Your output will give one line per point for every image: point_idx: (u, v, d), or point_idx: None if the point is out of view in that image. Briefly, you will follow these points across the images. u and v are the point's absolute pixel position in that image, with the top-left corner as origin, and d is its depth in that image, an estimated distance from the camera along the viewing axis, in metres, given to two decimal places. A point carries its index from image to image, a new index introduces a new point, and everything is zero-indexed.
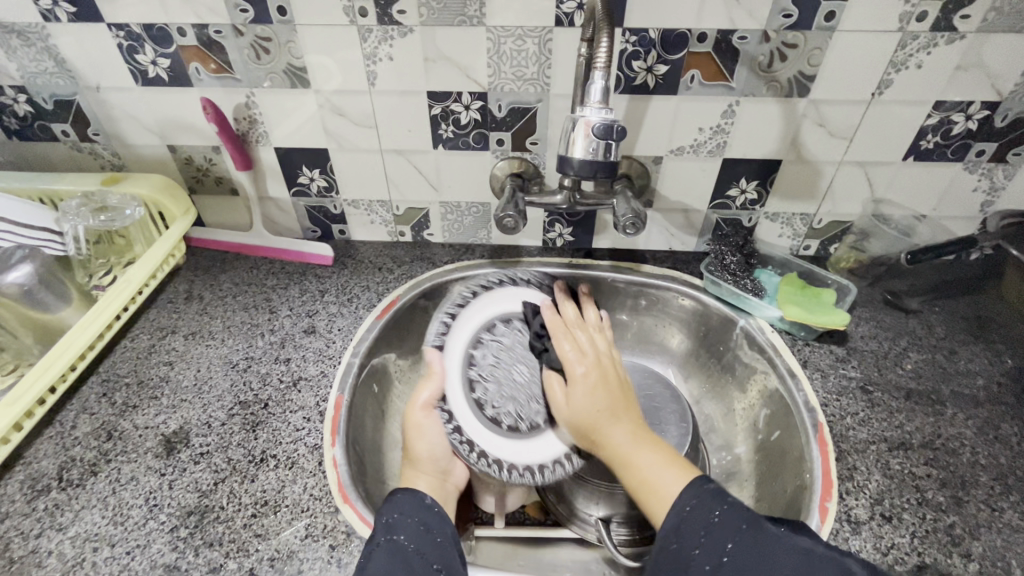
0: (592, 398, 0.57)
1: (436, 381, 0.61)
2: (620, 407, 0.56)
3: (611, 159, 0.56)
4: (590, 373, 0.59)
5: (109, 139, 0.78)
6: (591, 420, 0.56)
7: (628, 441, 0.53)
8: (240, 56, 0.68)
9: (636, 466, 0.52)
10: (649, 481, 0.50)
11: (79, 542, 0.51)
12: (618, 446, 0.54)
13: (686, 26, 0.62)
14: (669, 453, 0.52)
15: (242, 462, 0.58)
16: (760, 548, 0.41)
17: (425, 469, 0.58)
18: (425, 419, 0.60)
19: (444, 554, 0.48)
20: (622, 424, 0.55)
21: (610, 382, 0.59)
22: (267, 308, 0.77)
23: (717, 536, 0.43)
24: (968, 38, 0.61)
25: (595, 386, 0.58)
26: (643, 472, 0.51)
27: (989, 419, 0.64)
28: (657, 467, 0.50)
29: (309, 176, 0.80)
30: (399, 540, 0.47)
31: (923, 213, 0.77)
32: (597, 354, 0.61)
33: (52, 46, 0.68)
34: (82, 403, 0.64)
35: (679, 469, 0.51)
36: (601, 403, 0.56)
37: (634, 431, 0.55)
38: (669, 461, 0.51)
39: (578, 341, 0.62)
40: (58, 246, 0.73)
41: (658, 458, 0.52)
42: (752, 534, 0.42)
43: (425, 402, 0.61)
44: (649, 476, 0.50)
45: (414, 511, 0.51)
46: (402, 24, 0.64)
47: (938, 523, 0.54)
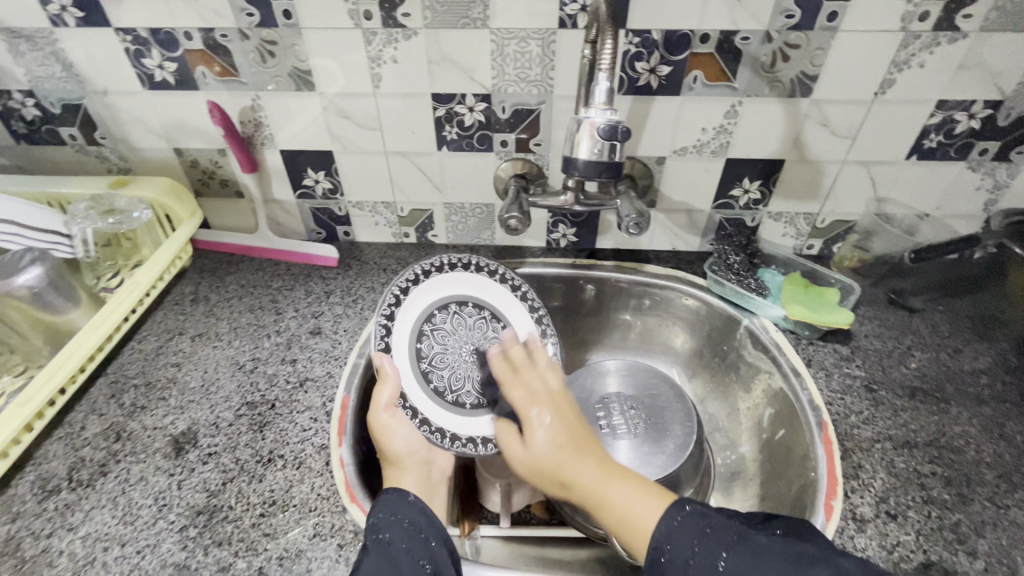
0: (552, 440, 0.54)
1: (393, 382, 0.59)
2: (584, 443, 0.54)
3: (615, 160, 0.56)
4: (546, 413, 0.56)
5: (116, 142, 0.78)
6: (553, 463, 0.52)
7: (597, 477, 0.50)
8: (246, 59, 0.69)
9: (609, 503, 0.48)
10: (626, 516, 0.47)
11: (90, 541, 0.52)
12: (587, 483, 0.50)
13: (688, 27, 0.63)
14: (643, 483, 0.49)
15: (250, 462, 0.59)
16: (756, 558, 0.41)
17: (408, 466, 0.58)
18: (394, 421, 0.59)
19: (430, 551, 0.49)
20: (587, 458, 0.52)
21: (570, 419, 0.56)
22: (274, 309, 0.77)
23: (709, 547, 0.43)
24: (971, 37, 0.61)
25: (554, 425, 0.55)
26: (618, 507, 0.48)
27: (994, 417, 0.64)
28: (632, 499, 0.48)
29: (314, 179, 0.81)
30: (385, 539, 0.48)
31: (927, 212, 0.78)
32: (551, 393, 0.59)
33: (59, 51, 0.69)
34: (91, 404, 0.64)
35: (655, 498, 0.48)
36: (561, 442, 0.53)
37: (602, 465, 0.51)
38: (644, 491, 0.49)
39: (530, 384, 0.60)
40: (67, 249, 0.73)
41: (631, 488, 0.49)
42: (746, 545, 0.42)
43: (387, 404, 0.59)
44: (626, 508, 0.47)
45: (400, 508, 0.51)
46: (406, 26, 0.65)
47: (943, 521, 0.54)
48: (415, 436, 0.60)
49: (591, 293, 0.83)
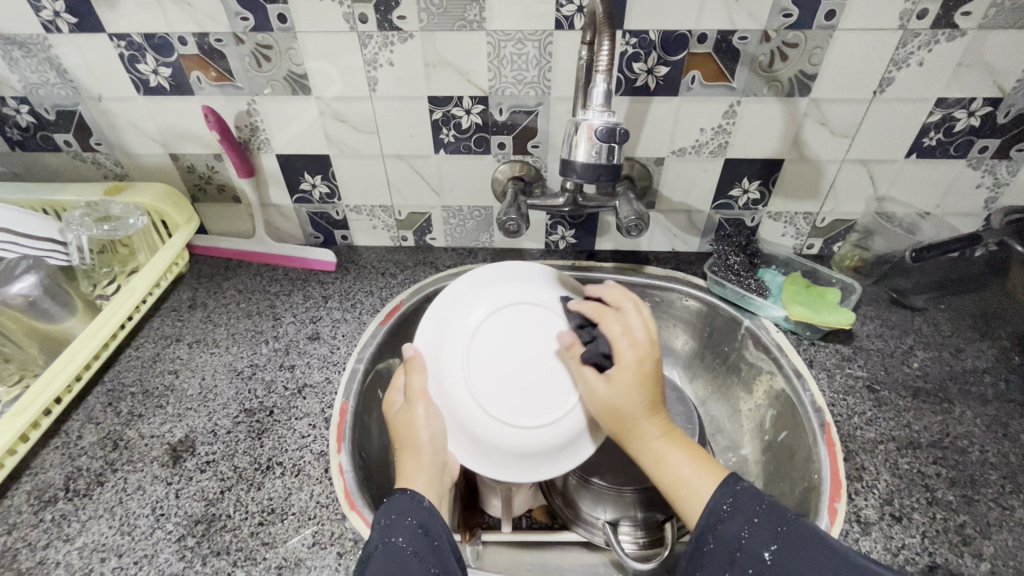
0: (642, 393, 0.54)
1: (421, 371, 0.60)
2: (660, 404, 0.55)
3: (614, 161, 0.56)
4: (645, 361, 0.55)
5: (112, 148, 0.78)
6: (627, 410, 0.54)
7: (662, 441, 0.52)
8: (241, 64, 0.68)
9: (668, 466, 0.51)
10: (683, 483, 0.50)
11: (87, 552, 0.51)
12: (655, 437, 0.53)
13: (685, 28, 0.62)
14: (700, 453, 0.52)
15: (248, 470, 0.58)
16: (802, 549, 0.42)
17: (426, 462, 0.55)
18: (421, 410, 0.57)
19: (441, 557, 0.48)
20: (656, 422, 0.53)
21: (657, 378, 0.55)
22: (271, 315, 0.77)
23: (757, 539, 0.44)
24: (969, 35, 0.61)
25: (640, 381, 0.54)
26: (676, 471, 0.50)
27: (997, 416, 0.63)
28: (690, 470, 0.50)
29: (311, 183, 0.80)
30: (397, 543, 0.47)
31: (927, 210, 0.77)
32: (650, 339, 0.57)
33: (54, 57, 0.69)
34: (87, 412, 0.64)
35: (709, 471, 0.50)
36: (645, 398, 0.54)
37: (670, 429, 0.53)
38: (702, 463, 0.51)
39: (633, 321, 0.58)
40: (62, 256, 0.74)
41: (692, 459, 0.51)
42: (795, 535, 0.43)
43: (422, 392, 0.58)
44: (683, 474, 0.50)
45: (412, 511, 0.50)
46: (402, 29, 0.65)
47: (949, 522, 0.53)
48: (440, 430, 0.58)
49: None
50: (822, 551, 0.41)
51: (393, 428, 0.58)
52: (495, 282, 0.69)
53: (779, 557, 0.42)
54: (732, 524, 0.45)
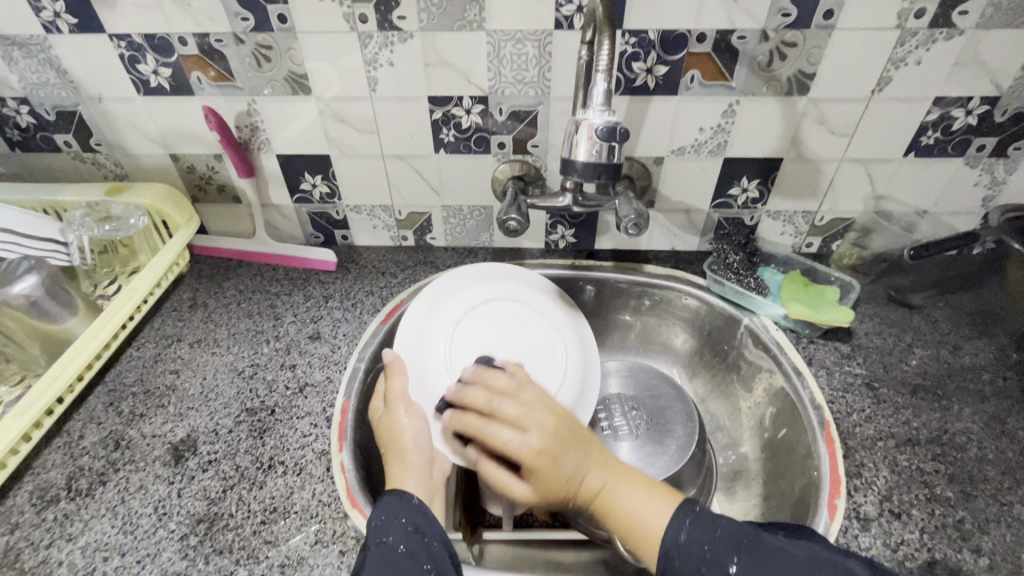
0: (562, 468, 0.50)
1: (401, 373, 0.61)
2: (588, 455, 0.51)
3: (614, 161, 0.56)
4: (545, 444, 0.51)
5: (113, 149, 0.78)
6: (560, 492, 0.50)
7: (605, 484, 0.50)
8: (242, 65, 0.69)
9: (619, 514, 0.49)
10: (638, 525, 0.48)
11: (90, 551, 0.51)
12: (597, 489, 0.50)
13: (685, 27, 0.63)
14: (645, 481, 0.51)
15: (250, 469, 0.58)
16: (766, 560, 0.42)
17: (411, 463, 0.55)
18: (402, 412, 0.59)
19: (431, 550, 0.48)
20: (592, 472, 0.51)
21: (568, 443, 0.51)
22: (272, 315, 0.77)
23: (720, 552, 0.44)
24: (966, 35, 0.61)
25: (552, 465, 0.50)
26: (627, 514, 0.48)
27: (995, 413, 0.64)
28: (640, 505, 0.48)
29: (311, 183, 0.80)
30: (388, 542, 0.47)
31: (924, 209, 0.78)
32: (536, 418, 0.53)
33: (54, 58, 0.69)
34: (89, 412, 0.64)
35: (662, 499, 0.49)
36: (564, 475, 0.50)
37: (607, 466, 0.51)
38: (647, 490, 0.50)
39: (508, 412, 0.54)
40: (63, 256, 0.74)
41: (637, 489, 0.49)
42: (757, 548, 0.43)
43: (402, 395, 0.60)
44: (634, 513, 0.48)
45: (403, 511, 0.50)
46: (402, 29, 0.65)
47: (947, 518, 0.54)
48: (424, 430, 0.58)
49: (590, 294, 0.83)
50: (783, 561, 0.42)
51: (379, 432, 0.59)
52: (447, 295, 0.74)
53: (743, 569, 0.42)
54: (695, 540, 0.45)
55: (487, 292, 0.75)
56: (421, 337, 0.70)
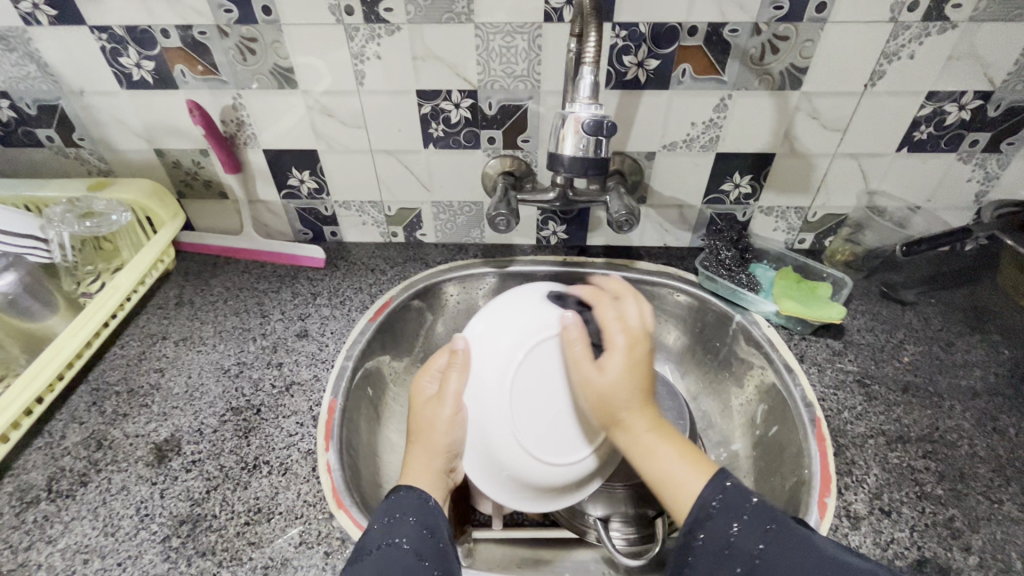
0: (633, 378, 0.53)
1: (461, 371, 0.56)
2: (649, 397, 0.54)
3: (602, 155, 0.55)
4: (635, 346, 0.54)
5: (96, 144, 0.77)
6: (621, 401, 0.52)
7: (651, 432, 0.52)
8: (226, 58, 0.67)
9: (657, 461, 0.51)
10: (673, 477, 0.50)
11: (70, 554, 0.50)
12: (645, 433, 0.52)
13: (676, 20, 0.62)
14: (687, 447, 0.52)
15: (234, 469, 0.57)
16: (793, 547, 0.43)
17: (437, 467, 0.54)
18: (449, 412, 0.55)
19: (443, 556, 0.48)
20: (647, 411, 0.53)
21: (647, 366, 0.55)
22: (259, 312, 0.76)
23: (746, 535, 0.44)
24: (960, 28, 0.61)
25: (634, 366, 0.53)
26: (665, 465, 0.50)
27: (986, 410, 0.63)
28: (678, 463, 0.50)
29: (299, 178, 0.79)
30: (399, 543, 0.48)
31: (918, 204, 0.77)
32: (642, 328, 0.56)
33: (34, 50, 0.67)
34: (71, 412, 0.63)
35: (699, 465, 0.51)
36: (637, 387, 0.53)
37: (656, 420, 0.53)
38: (689, 455, 0.51)
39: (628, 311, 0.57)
40: (43, 253, 0.72)
41: (682, 453, 0.51)
42: (783, 535, 0.43)
43: (455, 395, 0.55)
44: (673, 470, 0.50)
45: (415, 510, 0.51)
46: (389, 22, 0.64)
47: (938, 516, 0.53)
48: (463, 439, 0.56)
49: None
50: (810, 551, 0.42)
51: (417, 420, 0.56)
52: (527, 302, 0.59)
53: (768, 554, 0.43)
54: (722, 522, 0.46)
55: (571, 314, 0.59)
56: (514, 313, 0.58)
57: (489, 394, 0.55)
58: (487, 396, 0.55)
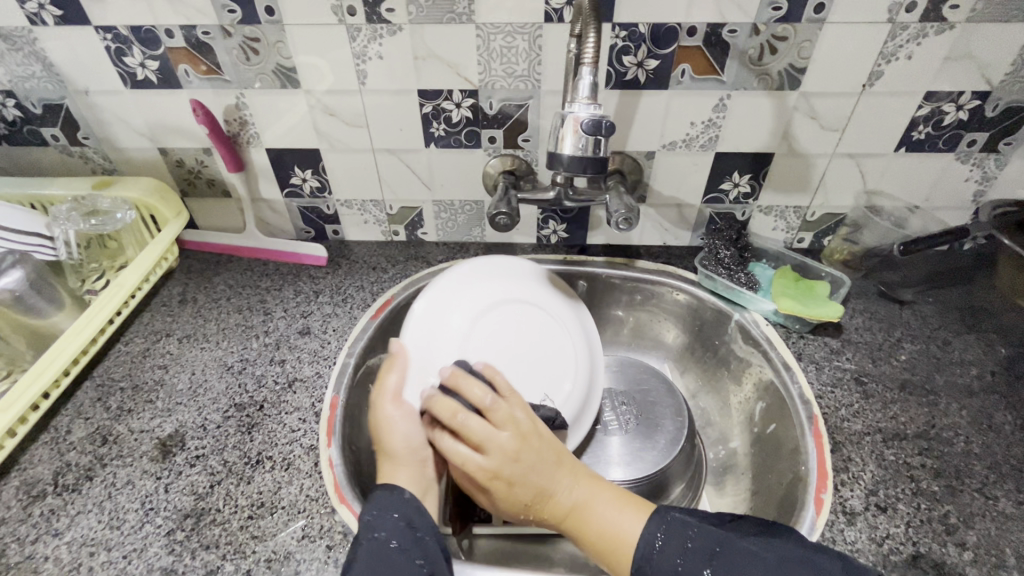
0: (519, 495, 0.50)
1: (398, 368, 0.59)
2: (547, 479, 0.50)
3: (601, 155, 0.55)
4: (502, 470, 0.49)
5: (100, 143, 0.77)
6: (521, 509, 0.50)
7: (571, 505, 0.50)
8: (230, 57, 0.68)
9: (587, 528, 0.49)
10: (607, 544, 0.48)
11: (76, 547, 0.51)
12: (569, 509, 0.50)
13: (675, 20, 0.62)
14: (614, 491, 0.51)
15: (237, 464, 0.58)
16: (737, 567, 0.43)
17: (407, 461, 0.53)
18: (396, 412, 0.56)
19: (425, 547, 0.48)
20: (554, 491, 0.50)
21: (534, 464, 0.50)
22: (262, 310, 0.77)
23: (692, 564, 0.44)
24: (957, 28, 0.61)
25: (512, 489, 0.50)
26: (593, 537, 0.48)
27: (982, 408, 0.64)
28: (607, 522, 0.49)
29: (302, 177, 0.80)
30: (380, 537, 0.47)
31: (916, 204, 0.78)
32: (489, 438, 0.50)
33: (39, 50, 0.68)
34: (76, 407, 0.64)
35: (630, 512, 0.49)
36: (524, 493, 0.50)
37: (573, 481, 0.51)
38: (616, 505, 0.50)
39: (473, 431, 0.51)
40: (49, 251, 0.72)
41: (611, 502, 0.50)
42: (728, 557, 0.44)
43: (393, 391, 0.57)
44: (608, 530, 0.48)
45: (394, 505, 0.50)
46: (391, 22, 0.64)
47: (932, 512, 0.54)
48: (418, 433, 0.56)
49: (582, 290, 0.82)
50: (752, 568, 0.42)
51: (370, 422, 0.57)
52: (464, 285, 0.71)
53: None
54: (667, 554, 0.46)
55: (498, 288, 0.72)
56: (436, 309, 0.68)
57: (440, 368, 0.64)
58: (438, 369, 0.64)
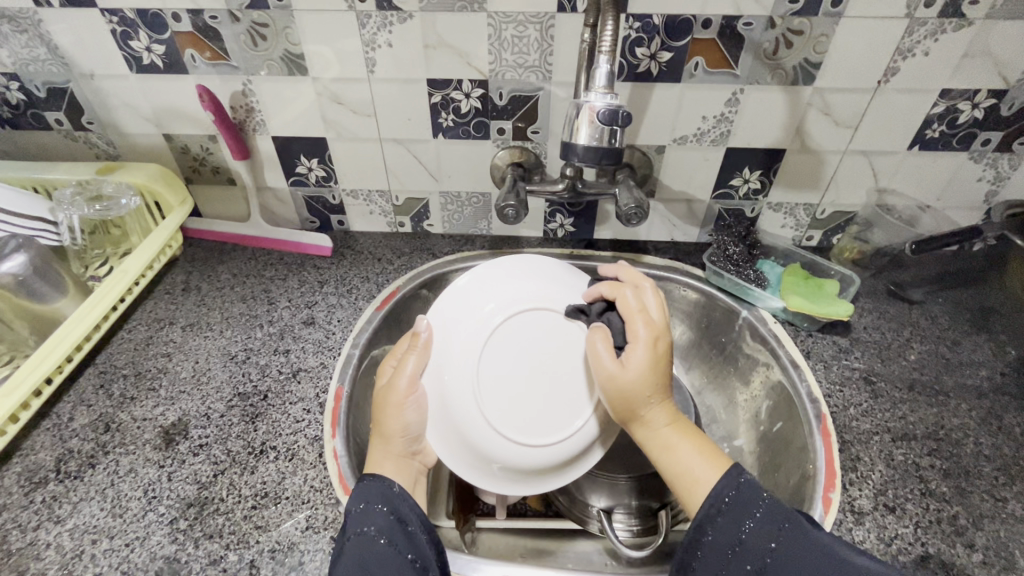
0: (657, 379, 0.50)
1: (417, 357, 0.53)
2: (669, 386, 0.52)
3: (616, 145, 0.55)
4: (662, 341, 0.51)
5: (104, 128, 0.77)
6: (645, 396, 0.49)
7: (670, 428, 0.50)
8: (237, 43, 0.67)
9: (673, 453, 0.49)
10: (688, 474, 0.48)
11: (79, 534, 0.51)
12: (665, 428, 0.50)
13: (690, 12, 0.61)
14: (705, 441, 0.50)
15: (241, 453, 0.58)
16: (805, 545, 0.41)
17: (396, 450, 0.53)
18: (409, 408, 0.52)
19: (416, 544, 0.48)
20: (668, 403, 0.51)
21: (666, 358, 0.52)
22: (266, 299, 0.76)
23: (758, 534, 0.43)
24: (976, 25, 0.60)
25: (656, 363, 0.50)
26: (684, 462, 0.49)
27: (991, 409, 0.63)
28: (695, 458, 0.48)
29: (308, 166, 0.79)
30: (368, 532, 0.47)
31: (927, 203, 0.77)
32: (662, 320, 0.53)
33: (44, 32, 0.67)
34: (78, 394, 0.63)
35: (713, 459, 0.49)
36: (658, 382, 0.50)
37: (675, 408, 0.52)
38: (703, 448, 0.49)
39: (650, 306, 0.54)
40: (53, 237, 0.72)
41: (695, 445, 0.50)
42: (798, 536, 0.42)
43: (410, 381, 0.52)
44: (689, 466, 0.48)
45: (382, 499, 0.49)
46: (401, 9, 0.63)
47: (941, 513, 0.54)
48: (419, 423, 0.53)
49: None
50: (823, 553, 0.40)
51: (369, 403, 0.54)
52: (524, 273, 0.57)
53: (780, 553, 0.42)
54: (733, 518, 0.44)
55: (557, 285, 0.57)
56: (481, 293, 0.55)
57: (457, 367, 0.51)
58: (457, 367, 0.52)
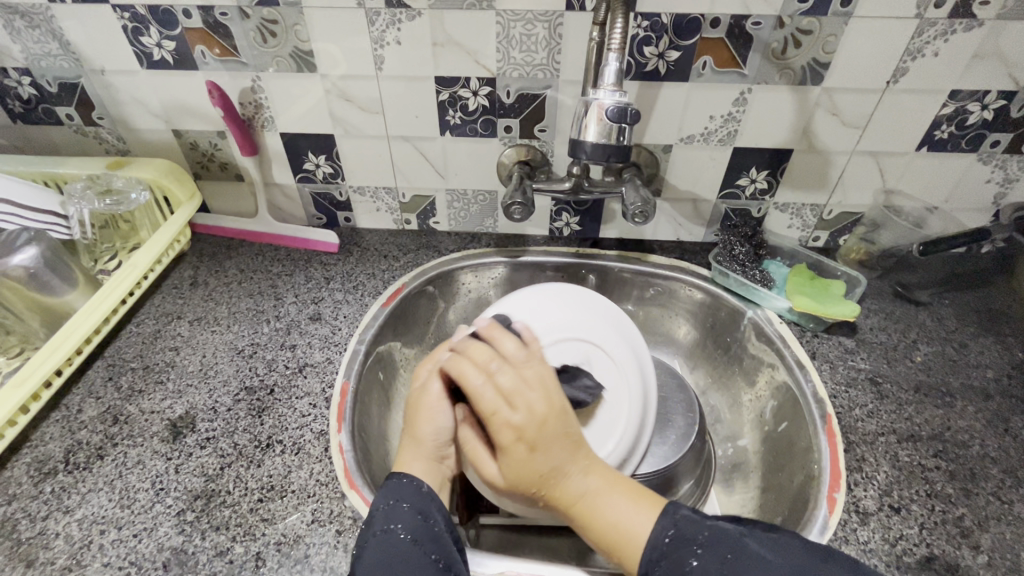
0: (536, 463, 0.45)
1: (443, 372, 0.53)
2: (565, 453, 0.47)
3: (624, 143, 0.55)
4: (528, 429, 0.45)
5: (114, 123, 0.77)
6: (531, 483, 0.46)
7: (587, 487, 0.47)
8: (247, 40, 0.68)
9: (596, 518, 0.46)
10: (617, 534, 0.46)
11: (87, 524, 0.51)
12: (579, 495, 0.47)
13: (699, 11, 0.61)
14: (627, 484, 0.49)
15: (248, 447, 0.58)
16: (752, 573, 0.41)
17: (429, 452, 0.52)
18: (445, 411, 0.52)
19: (442, 543, 0.47)
20: (574, 467, 0.47)
21: (543, 436, 0.45)
22: (273, 295, 0.76)
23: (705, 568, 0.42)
24: (987, 26, 0.60)
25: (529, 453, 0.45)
26: (610, 522, 0.46)
27: (997, 411, 0.63)
28: (623, 513, 0.46)
29: (315, 163, 0.80)
30: (396, 530, 0.47)
31: (935, 204, 0.77)
32: (524, 403, 0.46)
33: (57, 28, 0.68)
34: (88, 386, 0.64)
35: (646, 504, 0.47)
36: (537, 468, 0.46)
37: (588, 463, 0.48)
38: (632, 495, 0.48)
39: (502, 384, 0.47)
40: (64, 230, 0.74)
41: (622, 496, 0.47)
42: (743, 563, 0.42)
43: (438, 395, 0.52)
44: (619, 522, 0.46)
45: (411, 497, 0.49)
46: (410, 7, 0.63)
47: (947, 514, 0.53)
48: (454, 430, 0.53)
49: (592, 283, 0.82)
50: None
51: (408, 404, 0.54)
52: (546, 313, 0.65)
53: None
54: (677, 556, 0.44)
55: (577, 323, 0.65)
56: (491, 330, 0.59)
57: None
58: None
